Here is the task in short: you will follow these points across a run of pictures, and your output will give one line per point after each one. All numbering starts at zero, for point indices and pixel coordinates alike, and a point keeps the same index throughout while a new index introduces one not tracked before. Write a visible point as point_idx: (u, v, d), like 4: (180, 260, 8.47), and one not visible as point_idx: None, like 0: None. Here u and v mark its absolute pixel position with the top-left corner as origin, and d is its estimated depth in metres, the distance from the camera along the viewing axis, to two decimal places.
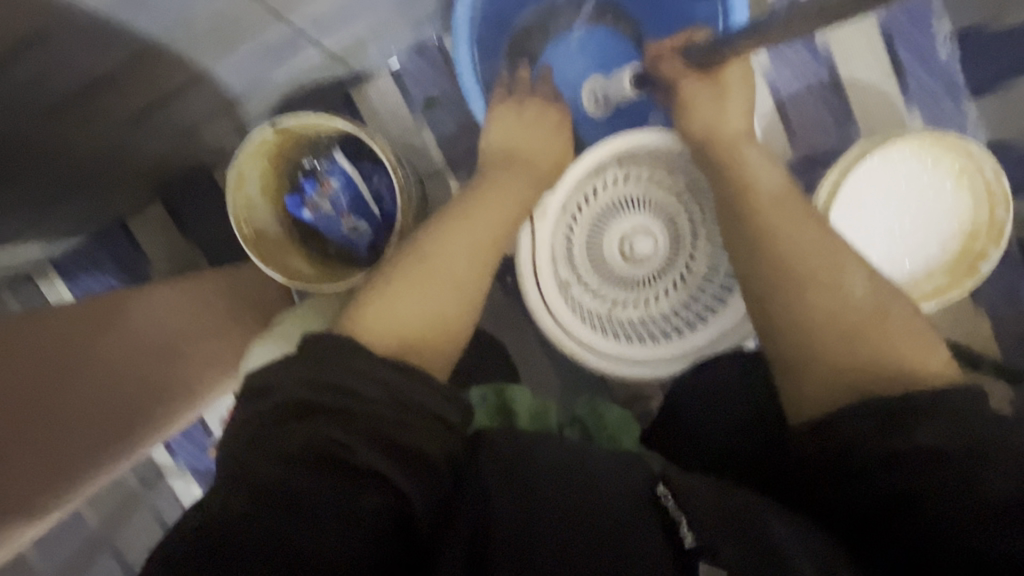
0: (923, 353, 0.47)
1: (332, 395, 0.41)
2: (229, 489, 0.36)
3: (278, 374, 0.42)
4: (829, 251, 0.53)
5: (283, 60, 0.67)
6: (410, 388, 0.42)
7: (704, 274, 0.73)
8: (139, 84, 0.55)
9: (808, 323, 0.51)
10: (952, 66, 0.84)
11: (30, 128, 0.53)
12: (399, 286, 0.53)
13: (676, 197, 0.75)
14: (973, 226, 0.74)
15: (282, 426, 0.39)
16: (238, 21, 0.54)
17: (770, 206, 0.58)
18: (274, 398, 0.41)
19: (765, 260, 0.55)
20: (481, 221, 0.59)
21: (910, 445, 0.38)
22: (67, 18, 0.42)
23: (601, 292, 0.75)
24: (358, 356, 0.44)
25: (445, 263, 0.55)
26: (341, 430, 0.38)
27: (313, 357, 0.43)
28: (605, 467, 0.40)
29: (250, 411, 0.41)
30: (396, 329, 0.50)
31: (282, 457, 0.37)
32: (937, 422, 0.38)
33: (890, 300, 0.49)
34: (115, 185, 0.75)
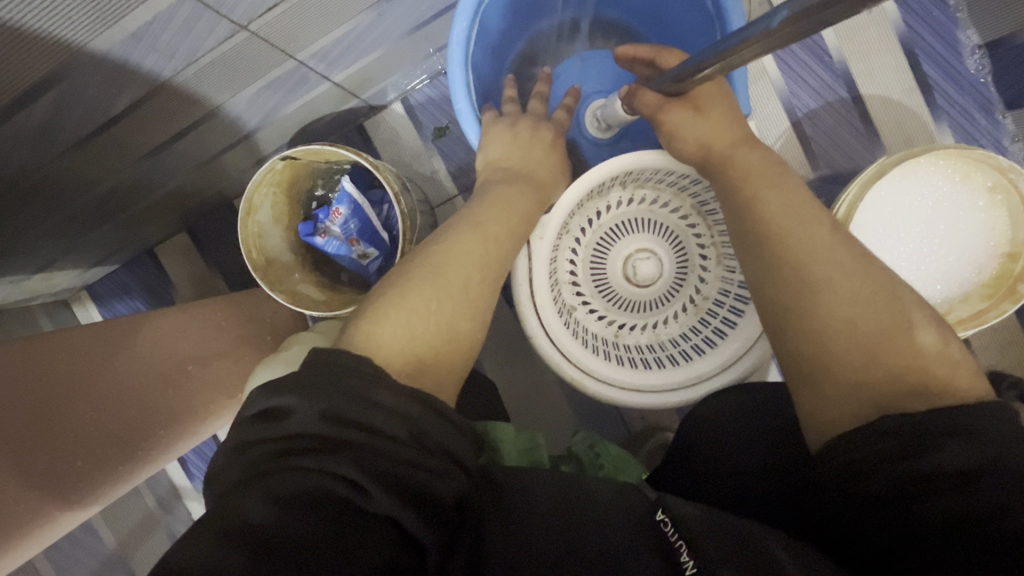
0: (943, 372, 0.43)
1: (330, 425, 0.38)
2: (211, 528, 0.33)
3: (275, 394, 0.40)
4: (842, 260, 0.49)
5: (293, 95, 0.70)
6: (416, 415, 0.40)
7: (714, 298, 0.71)
8: (154, 123, 0.59)
9: (819, 333, 0.47)
10: (980, 79, 0.80)
11: (58, 166, 0.57)
12: (390, 304, 0.49)
13: (683, 219, 0.73)
14: (1011, 247, 0.69)
15: (276, 458, 0.37)
16: (245, 60, 0.57)
17: (789, 208, 0.53)
18: (277, 424, 0.38)
19: (768, 274, 0.52)
20: (490, 237, 0.57)
21: (947, 466, 0.36)
22: (81, 65, 0.46)
23: (606, 315, 0.73)
24: (362, 378, 0.41)
25: (449, 283, 0.52)
26: (350, 466, 0.36)
27: (308, 376, 0.41)
28: (598, 500, 0.43)
29: (244, 436, 0.39)
30: (407, 348, 0.47)
31: (269, 493, 0.35)
32: (973, 445, 0.36)
33: (905, 321, 0.45)
34: (141, 215, 0.79)
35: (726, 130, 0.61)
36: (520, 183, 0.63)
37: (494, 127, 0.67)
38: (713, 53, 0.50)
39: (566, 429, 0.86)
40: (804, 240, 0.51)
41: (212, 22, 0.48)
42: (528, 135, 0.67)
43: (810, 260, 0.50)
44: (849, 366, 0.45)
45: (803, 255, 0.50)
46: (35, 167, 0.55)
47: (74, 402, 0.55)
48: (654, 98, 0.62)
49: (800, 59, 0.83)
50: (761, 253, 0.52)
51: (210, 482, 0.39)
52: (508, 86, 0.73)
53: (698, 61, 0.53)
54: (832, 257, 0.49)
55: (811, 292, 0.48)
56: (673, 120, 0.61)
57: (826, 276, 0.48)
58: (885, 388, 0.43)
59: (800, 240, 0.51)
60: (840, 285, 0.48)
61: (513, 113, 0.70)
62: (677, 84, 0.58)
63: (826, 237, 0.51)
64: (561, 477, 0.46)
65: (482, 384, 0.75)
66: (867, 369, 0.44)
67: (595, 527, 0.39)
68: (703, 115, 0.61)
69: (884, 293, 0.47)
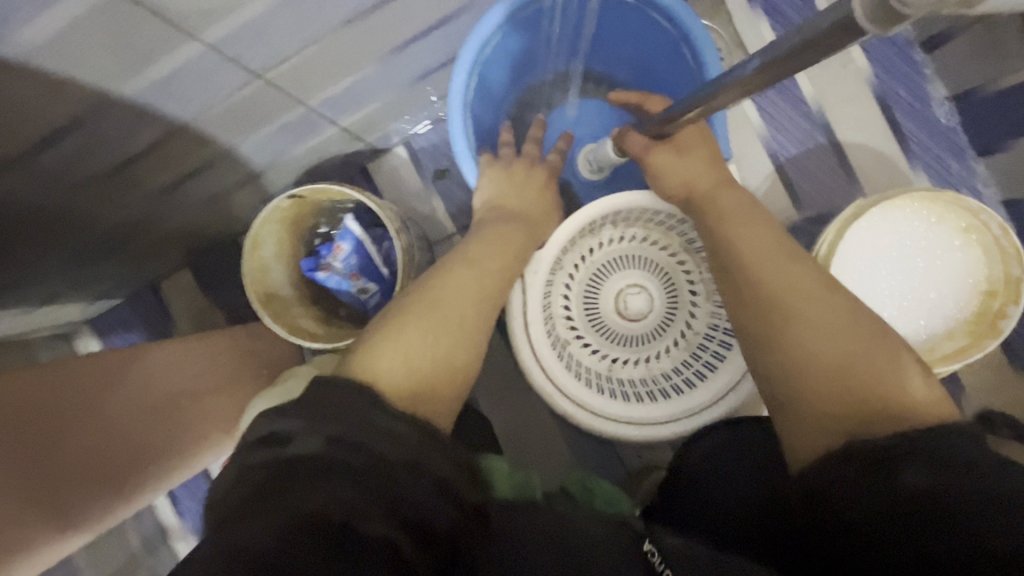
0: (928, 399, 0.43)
1: (333, 447, 0.39)
2: (209, 554, 0.32)
3: (279, 421, 0.41)
4: (822, 293, 0.51)
5: (301, 138, 0.74)
6: (416, 442, 0.41)
7: (704, 333, 0.72)
8: (168, 162, 0.62)
9: (801, 360, 0.49)
10: (951, 127, 0.85)
11: (74, 202, 0.60)
12: (387, 335, 0.51)
13: (672, 256, 0.75)
14: (989, 285, 0.71)
15: (275, 481, 0.37)
16: (258, 105, 0.61)
17: (769, 243, 0.56)
18: (279, 449, 0.39)
19: (752, 308, 0.53)
20: (485, 271, 0.59)
21: (910, 487, 0.36)
22: (105, 109, 0.49)
23: (600, 349, 0.74)
24: (365, 403, 0.43)
25: (445, 314, 0.54)
26: (344, 487, 0.36)
27: (312, 404, 0.42)
28: (590, 536, 0.42)
29: (246, 461, 0.40)
30: (404, 377, 0.48)
31: (267, 521, 0.33)
32: (961, 461, 0.36)
33: (886, 351, 0.47)
34: (148, 250, 0.82)
35: (710, 172, 0.64)
36: (515, 222, 0.66)
37: (490, 169, 0.71)
38: (695, 99, 0.54)
39: (562, 467, 0.85)
40: (785, 274, 0.53)
41: (229, 71, 0.52)
42: (523, 176, 0.71)
43: (791, 293, 0.51)
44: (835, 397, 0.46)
45: (785, 288, 0.52)
46: (53, 202, 0.58)
47: (79, 424, 0.57)
48: (641, 142, 0.66)
49: (780, 108, 0.88)
50: (744, 287, 0.55)
51: (207, 513, 0.38)
52: (504, 131, 0.77)
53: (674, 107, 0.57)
54: (811, 290, 0.51)
55: (793, 325, 0.50)
56: (660, 163, 0.65)
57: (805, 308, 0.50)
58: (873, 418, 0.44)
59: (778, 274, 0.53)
60: (821, 316, 0.49)
61: (509, 156, 0.74)
62: (662, 130, 0.62)
63: (805, 272, 0.53)
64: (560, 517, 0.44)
65: (477, 419, 0.75)
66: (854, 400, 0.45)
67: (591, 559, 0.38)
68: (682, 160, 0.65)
69: (862, 324, 0.49)
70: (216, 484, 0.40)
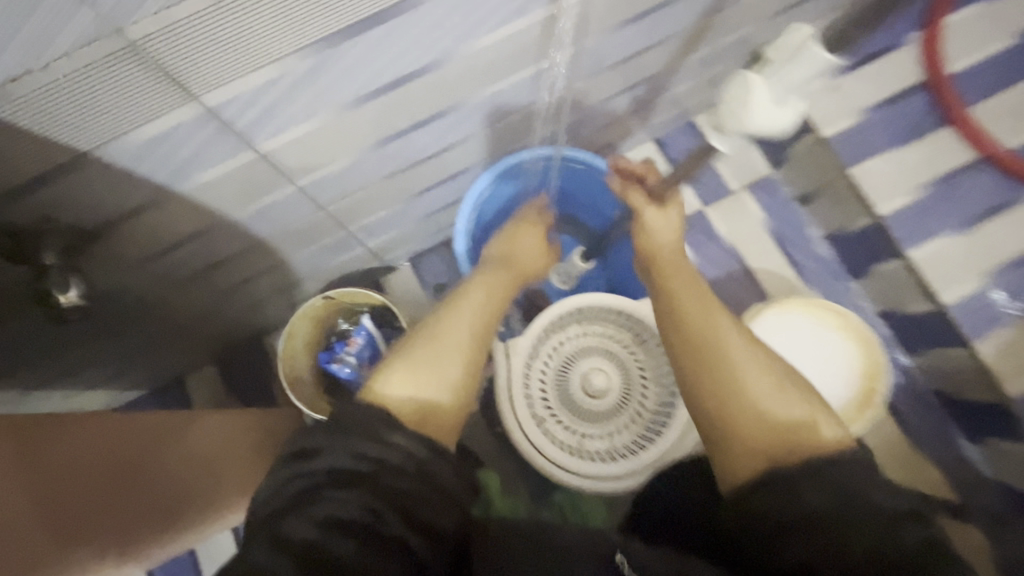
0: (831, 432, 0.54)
1: (362, 463, 0.51)
2: (266, 541, 0.46)
3: (315, 439, 0.54)
4: (752, 344, 0.60)
5: (336, 254, 0.95)
6: (424, 461, 0.54)
7: (655, 411, 0.85)
8: (240, 267, 0.81)
9: (734, 407, 0.56)
10: (832, 259, 1.09)
11: (162, 296, 0.77)
12: (404, 366, 0.65)
13: (627, 348, 0.89)
14: (864, 370, 0.92)
15: (310, 491, 0.50)
16: (315, 228, 0.82)
17: (705, 303, 0.64)
18: (314, 460, 0.52)
19: (696, 360, 0.60)
20: (480, 326, 0.73)
21: (802, 507, 0.46)
22: (218, 229, 0.70)
23: (571, 426, 0.86)
24: (381, 423, 0.55)
25: (445, 357, 0.67)
26: (371, 497, 0.49)
27: (341, 427, 0.55)
28: (567, 544, 0.54)
29: (283, 474, 0.52)
30: (413, 401, 0.62)
31: (308, 519, 0.48)
32: (823, 485, 0.47)
33: (803, 399, 0.56)
34: (191, 342, 0.97)
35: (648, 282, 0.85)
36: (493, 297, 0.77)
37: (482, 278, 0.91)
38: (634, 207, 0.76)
39: None
40: (726, 331, 0.61)
41: (303, 204, 0.75)
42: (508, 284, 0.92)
43: (728, 348, 0.59)
44: (764, 432, 0.54)
45: (725, 344, 0.59)
46: (150, 296, 0.75)
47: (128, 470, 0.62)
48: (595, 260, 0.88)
49: (706, 243, 1.12)
50: (688, 348, 0.61)
51: (254, 507, 0.51)
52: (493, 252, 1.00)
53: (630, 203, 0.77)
54: (741, 346, 0.60)
55: (735, 376, 0.57)
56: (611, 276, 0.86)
57: (738, 359, 0.58)
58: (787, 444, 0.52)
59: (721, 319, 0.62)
60: (751, 365, 0.58)
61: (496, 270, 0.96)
62: None
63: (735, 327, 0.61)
64: (536, 525, 0.57)
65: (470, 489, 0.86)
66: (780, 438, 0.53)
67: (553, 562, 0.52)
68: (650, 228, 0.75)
69: (780, 371, 0.58)
70: (261, 486, 0.53)
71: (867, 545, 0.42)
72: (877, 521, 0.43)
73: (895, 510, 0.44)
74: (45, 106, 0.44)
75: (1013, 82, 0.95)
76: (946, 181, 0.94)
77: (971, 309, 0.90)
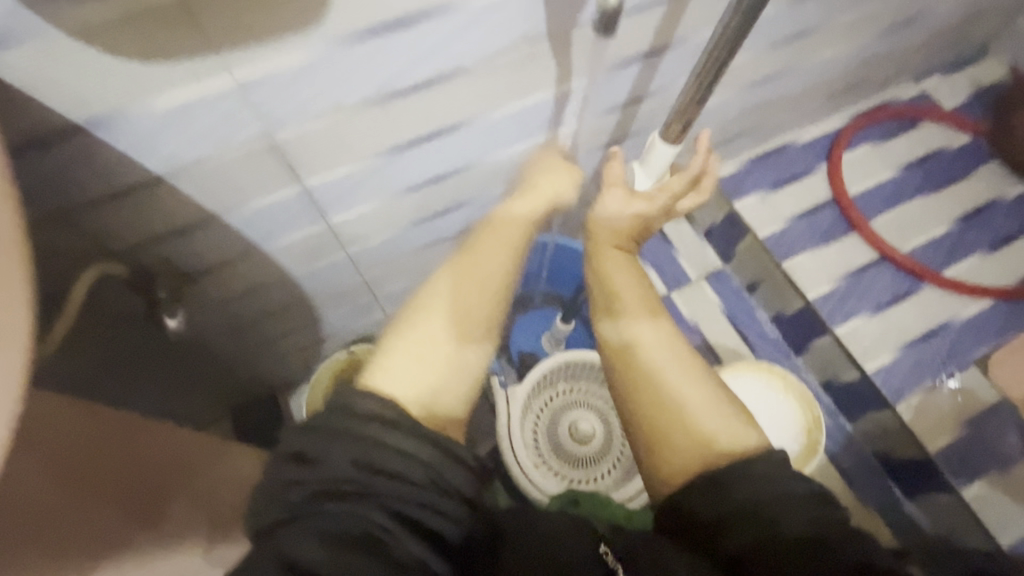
0: (755, 431, 0.57)
1: (363, 471, 0.47)
2: (261, 559, 0.40)
3: (311, 439, 0.48)
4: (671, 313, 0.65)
5: (356, 316, 1.10)
6: (432, 460, 0.49)
7: (633, 458, 0.99)
8: (283, 319, 0.96)
9: (651, 368, 0.60)
10: (776, 336, 1.25)
11: (213, 340, 0.90)
12: (400, 342, 0.58)
13: (607, 402, 1.03)
14: (808, 426, 1.08)
15: (317, 498, 0.45)
16: (348, 289, 0.99)
17: (614, 237, 0.68)
18: (310, 470, 0.47)
19: (622, 311, 0.64)
20: (486, 273, 0.63)
21: (781, 524, 0.48)
22: (277, 282, 0.86)
23: (560, 472, 0.99)
24: (377, 423, 0.50)
25: (461, 312, 0.61)
26: (379, 510, 0.45)
27: (335, 426, 0.49)
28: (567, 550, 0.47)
29: (280, 480, 0.47)
30: (424, 380, 0.56)
31: (311, 533, 0.42)
32: (752, 475, 0.52)
33: (725, 386, 0.61)
34: (214, 391, 1.06)
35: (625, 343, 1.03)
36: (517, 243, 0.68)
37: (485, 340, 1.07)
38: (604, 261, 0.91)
39: None
40: (636, 294, 0.65)
41: (345, 267, 0.92)
42: None
43: (651, 313, 0.64)
44: (699, 420, 0.57)
45: (641, 305, 0.64)
46: (209, 336, 0.89)
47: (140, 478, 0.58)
48: None
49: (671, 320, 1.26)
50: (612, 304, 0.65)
51: (249, 519, 0.47)
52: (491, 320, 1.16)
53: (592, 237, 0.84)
54: (658, 308, 0.65)
55: (671, 359, 0.61)
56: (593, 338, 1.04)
57: (664, 330, 0.63)
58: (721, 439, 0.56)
59: (673, 317, 0.64)
60: (676, 342, 0.62)
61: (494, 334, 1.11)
62: None
63: (651, 296, 0.66)
64: (566, 521, 0.51)
65: None
66: (705, 417, 0.57)
67: (570, 543, 0.48)
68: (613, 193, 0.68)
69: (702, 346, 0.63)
70: (257, 493, 0.48)
71: (805, 526, 0.47)
72: (804, 507, 0.49)
73: (810, 491, 0.51)
74: (201, 181, 0.62)
75: (900, 203, 1.24)
76: (854, 276, 1.18)
77: (890, 377, 1.11)
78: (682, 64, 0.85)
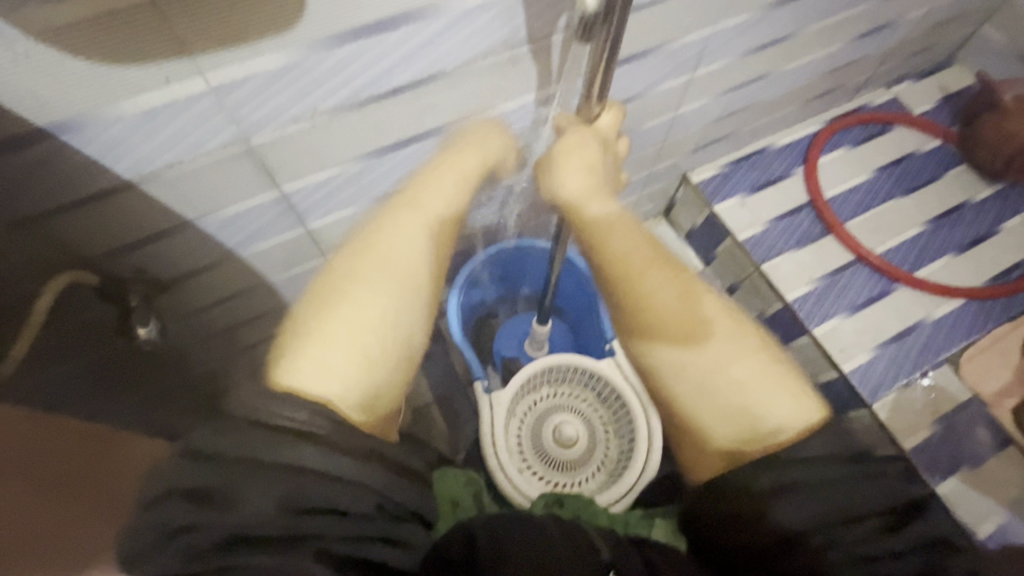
0: (792, 406, 0.53)
1: (285, 512, 0.40)
2: None
3: (212, 472, 0.41)
4: (689, 290, 0.60)
5: None
6: (370, 480, 0.45)
7: (618, 460, 0.99)
8: (260, 326, 0.94)
9: (678, 374, 0.57)
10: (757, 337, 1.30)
11: (188, 348, 0.88)
12: (320, 330, 0.52)
13: (592, 406, 1.04)
14: None
15: (224, 550, 0.38)
16: None
17: (617, 235, 0.62)
18: (216, 512, 0.39)
19: (634, 322, 0.61)
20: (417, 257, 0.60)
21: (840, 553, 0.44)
22: (253, 288, 0.84)
23: (544, 475, 0.98)
24: (301, 443, 0.43)
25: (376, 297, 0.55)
26: (315, 554, 0.39)
27: (244, 456, 0.42)
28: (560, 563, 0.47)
29: (161, 525, 0.38)
30: (349, 372, 0.51)
31: None
32: (802, 499, 0.47)
33: (743, 361, 0.56)
34: None
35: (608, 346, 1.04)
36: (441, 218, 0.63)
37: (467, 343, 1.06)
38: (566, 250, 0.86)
39: None
40: (654, 293, 0.60)
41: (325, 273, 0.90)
42: None
43: (659, 305, 0.59)
44: (720, 422, 0.55)
45: (658, 307, 0.59)
46: (181, 346, 0.87)
47: None
48: None
49: None
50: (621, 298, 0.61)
51: None
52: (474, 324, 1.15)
53: (559, 229, 0.81)
54: (674, 298, 0.60)
55: (688, 352, 0.57)
56: None
57: (679, 326, 0.58)
58: (751, 434, 0.53)
59: (649, 288, 0.60)
60: (695, 331, 0.58)
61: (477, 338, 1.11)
62: None
63: (663, 283, 0.60)
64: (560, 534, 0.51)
65: None
66: (729, 414, 0.54)
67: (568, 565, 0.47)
68: (565, 171, 0.63)
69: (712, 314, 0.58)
70: None
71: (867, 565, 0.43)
72: (877, 539, 0.44)
73: (876, 520, 0.45)
74: (175, 187, 0.61)
75: (873, 205, 1.27)
76: (831, 277, 1.20)
77: (867, 376, 1.14)
78: (660, 70, 0.86)
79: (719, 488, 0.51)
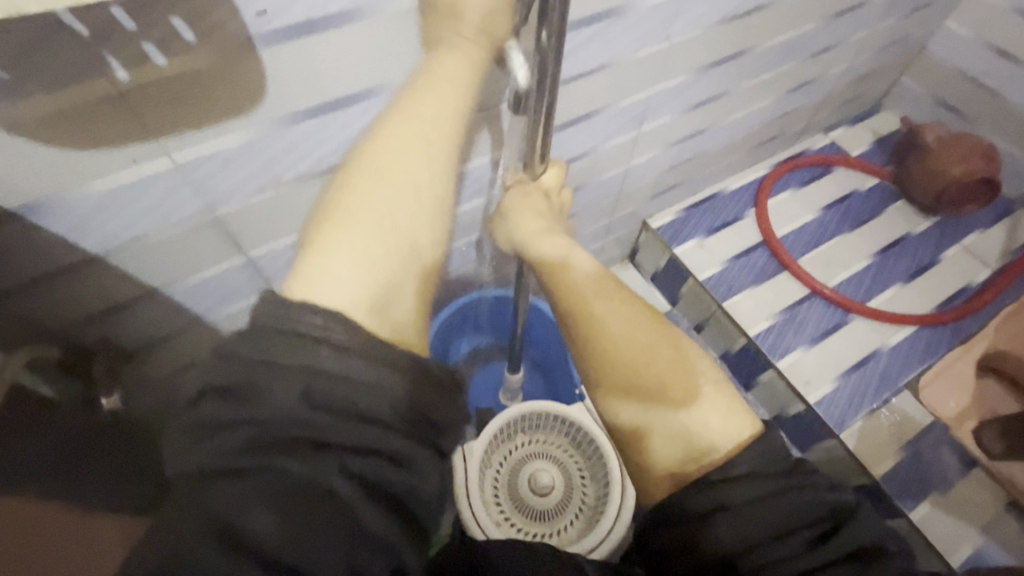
0: (736, 424, 0.51)
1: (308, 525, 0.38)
2: None
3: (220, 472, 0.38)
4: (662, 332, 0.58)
5: None
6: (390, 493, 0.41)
7: (595, 506, 0.98)
8: None
9: (621, 400, 0.55)
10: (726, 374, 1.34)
11: None
12: (322, 257, 0.49)
13: (567, 452, 1.04)
14: None
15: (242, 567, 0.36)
16: None
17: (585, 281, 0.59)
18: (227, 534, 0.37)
19: (588, 353, 0.57)
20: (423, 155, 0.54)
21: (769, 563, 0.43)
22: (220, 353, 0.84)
23: (523, 526, 0.98)
24: (328, 454, 0.40)
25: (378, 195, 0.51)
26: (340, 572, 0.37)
27: (258, 453, 0.39)
28: None
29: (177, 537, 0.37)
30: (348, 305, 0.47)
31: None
32: (733, 518, 0.45)
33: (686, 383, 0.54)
34: None
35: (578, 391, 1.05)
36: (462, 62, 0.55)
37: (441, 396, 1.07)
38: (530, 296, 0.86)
39: None
40: (606, 314, 0.57)
41: None
42: None
43: (614, 337, 0.56)
44: (667, 448, 0.52)
45: (619, 342, 0.56)
46: None
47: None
48: None
49: None
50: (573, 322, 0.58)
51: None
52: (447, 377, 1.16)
53: (520, 281, 0.84)
54: (634, 331, 0.56)
55: (637, 376, 0.55)
56: None
57: (628, 353, 0.55)
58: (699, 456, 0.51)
59: (600, 312, 0.57)
60: (653, 358, 0.55)
61: None
62: None
63: (624, 315, 0.57)
64: None
65: None
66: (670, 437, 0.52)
67: None
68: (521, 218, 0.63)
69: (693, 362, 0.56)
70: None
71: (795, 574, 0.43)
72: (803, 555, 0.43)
73: (804, 533, 0.44)
74: (141, 257, 0.63)
75: (822, 242, 1.35)
76: (789, 312, 1.26)
77: (833, 407, 1.17)
78: (605, 130, 0.93)
79: (663, 517, 0.49)
